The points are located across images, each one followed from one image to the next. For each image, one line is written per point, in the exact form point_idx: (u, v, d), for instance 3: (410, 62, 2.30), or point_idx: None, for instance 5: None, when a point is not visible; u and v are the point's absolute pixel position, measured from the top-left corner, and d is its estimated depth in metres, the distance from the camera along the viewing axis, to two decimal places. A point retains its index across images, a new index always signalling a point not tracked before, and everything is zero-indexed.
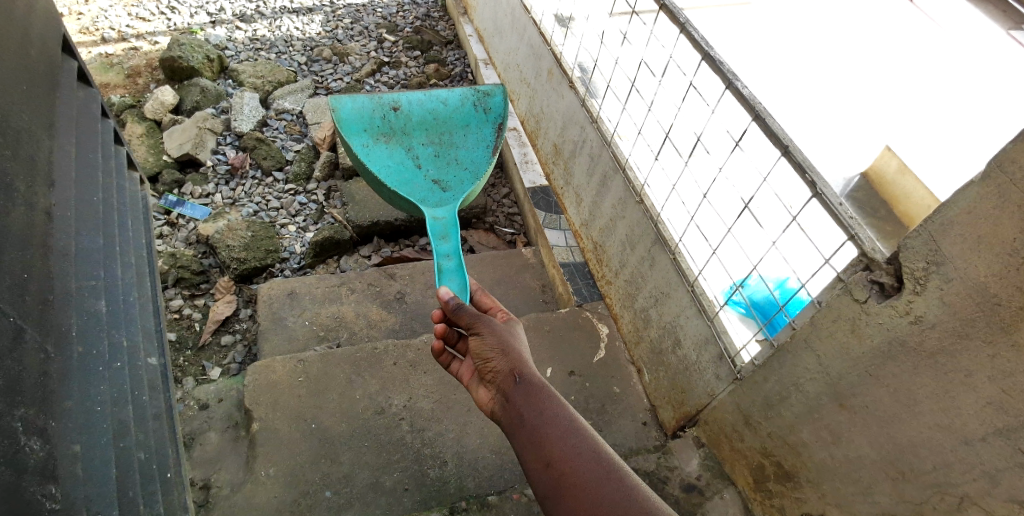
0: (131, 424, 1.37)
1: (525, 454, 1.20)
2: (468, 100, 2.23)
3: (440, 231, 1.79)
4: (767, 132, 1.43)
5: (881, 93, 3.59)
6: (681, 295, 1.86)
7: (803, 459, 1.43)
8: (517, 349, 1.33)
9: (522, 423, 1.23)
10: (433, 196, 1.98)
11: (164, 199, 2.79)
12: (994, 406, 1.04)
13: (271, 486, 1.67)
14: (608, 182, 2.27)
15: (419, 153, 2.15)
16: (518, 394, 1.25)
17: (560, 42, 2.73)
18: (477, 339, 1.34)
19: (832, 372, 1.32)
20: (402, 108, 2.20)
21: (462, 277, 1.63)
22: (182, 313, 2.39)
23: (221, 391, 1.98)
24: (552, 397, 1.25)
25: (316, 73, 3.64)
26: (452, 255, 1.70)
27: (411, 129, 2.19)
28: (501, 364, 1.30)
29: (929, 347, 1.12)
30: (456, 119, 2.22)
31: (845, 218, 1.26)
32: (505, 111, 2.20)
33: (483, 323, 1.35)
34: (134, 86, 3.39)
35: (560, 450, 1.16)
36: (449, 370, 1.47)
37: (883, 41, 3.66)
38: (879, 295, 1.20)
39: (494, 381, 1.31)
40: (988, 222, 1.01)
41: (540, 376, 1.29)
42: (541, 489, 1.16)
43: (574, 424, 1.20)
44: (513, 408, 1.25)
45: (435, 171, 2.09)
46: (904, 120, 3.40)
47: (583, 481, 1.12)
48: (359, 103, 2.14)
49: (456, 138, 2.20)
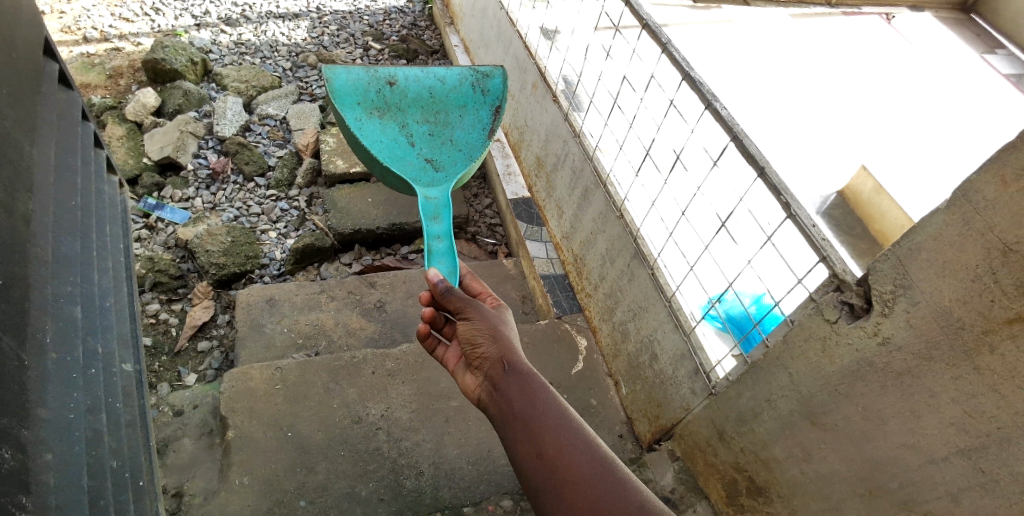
0: (105, 432, 1.35)
1: (514, 443, 1.16)
2: (466, 79, 2.00)
3: (432, 210, 1.62)
4: (744, 152, 1.46)
5: (853, 116, 3.72)
6: (658, 310, 1.89)
7: (775, 475, 1.46)
8: (508, 336, 1.30)
9: (516, 415, 1.18)
10: (423, 177, 1.78)
11: (143, 201, 2.75)
12: (957, 426, 1.08)
13: (246, 495, 1.65)
14: (589, 197, 2.30)
15: (413, 131, 1.92)
16: (508, 382, 1.21)
17: (544, 56, 2.76)
18: (466, 324, 1.31)
19: (804, 390, 1.36)
20: (398, 83, 1.96)
21: (453, 259, 1.51)
22: (159, 318, 2.36)
23: (196, 398, 1.96)
24: (544, 388, 1.21)
25: (301, 78, 3.63)
26: (443, 236, 1.56)
27: (406, 105, 1.96)
28: (490, 350, 1.27)
29: (896, 368, 1.16)
30: (452, 99, 2.00)
31: (817, 239, 1.29)
32: (504, 94, 1.98)
33: (473, 309, 1.32)
34: (115, 87, 3.34)
35: (557, 445, 1.12)
36: (434, 355, 1.43)
37: (853, 78, 3.95)
38: (849, 316, 1.24)
39: (482, 367, 1.28)
40: (952, 249, 1.06)
41: (531, 364, 1.26)
42: (534, 484, 1.11)
43: (569, 418, 1.16)
44: (503, 396, 1.21)
45: (428, 150, 1.88)
46: (875, 142, 3.57)
47: (581, 481, 1.07)
48: (355, 74, 1.93)
49: (451, 119, 1.97)
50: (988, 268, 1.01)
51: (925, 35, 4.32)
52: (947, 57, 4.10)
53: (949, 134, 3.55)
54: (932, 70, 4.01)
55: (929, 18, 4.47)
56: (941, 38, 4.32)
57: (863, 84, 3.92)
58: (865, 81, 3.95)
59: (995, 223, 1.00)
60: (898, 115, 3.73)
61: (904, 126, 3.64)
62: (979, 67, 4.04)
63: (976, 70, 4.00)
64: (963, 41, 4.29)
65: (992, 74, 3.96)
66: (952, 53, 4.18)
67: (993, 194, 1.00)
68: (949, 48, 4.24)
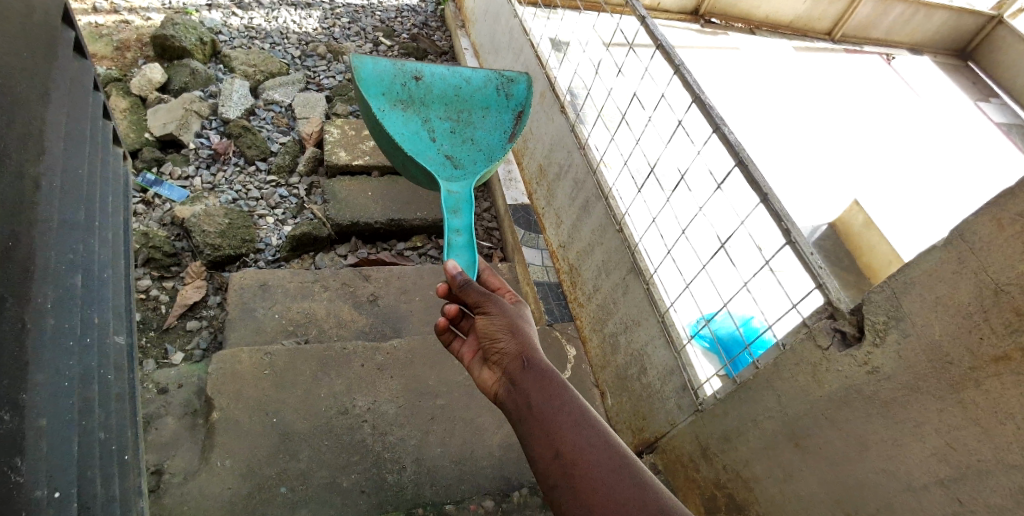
0: (95, 403, 1.35)
1: (531, 439, 1.17)
2: (492, 82, 2.02)
3: (453, 204, 1.64)
4: (747, 177, 1.49)
5: (849, 152, 3.80)
6: (651, 324, 1.91)
7: (755, 493, 1.48)
8: (526, 332, 1.31)
9: (532, 409, 1.19)
10: (444, 172, 1.80)
11: (142, 176, 2.74)
12: (938, 457, 1.11)
13: (226, 477, 1.64)
14: (589, 208, 2.32)
15: (435, 127, 1.94)
16: (526, 378, 1.23)
17: (554, 67, 2.78)
18: (485, 318, 1.33)
19: (790, 412, 1.39)
20: (423, 79, 1.99)
21: (471, 254, 1.52)
22: (150, 294, 2.35)
23: (181, 377, 1.95)
24: (562, 385, 1.22)
25: (309, 67, 3.63)
26: (463, 230, 1.58)
27: (430, 101, 1.98)
28: (509, 345, 1.29)
29: (883, 396, 1.20)
30: (477, 100, 2.01)
31: (814, 267, 1.33)
32: (528, 100, 2.00)
33: (492, 303, 1.33)
34: (122, 59, 3.32)
35: (572, 441, 1.13)
36: (449, 348, 1.45)
37: (854, 113, 4.04)
38: (840, 343, 1.28)
39: (500, 363, 1.30)
40: (946, 286, 1.10)
41: (548, 360, 1.28)
42: (550, 481, 1.11)
43: (586, 413, 1.17)
44: (520, 390, 1.23)
45: (449, 147, 1.89)
46: (869, 181, 3.64)
47: (597, 474, 1.08)
48: (381, 66, 1.94)
49: (474, 119, 1.98)
50: (979, 306, 1.05)
51: (923, 81, 4.42)
52: (943, 104, 4.23)
53: (939, 180, 3.64)
54: (928, 115, 4.10)
55: (927, 66, 4.59)
56: (939, 84, 4.43)
57: (862, 121, 3.99)
58: (865, 118, 4.01)
59: (990, 262, 1.04)
60: (892, 156, 3.81)
61: (897, 169, 3.72)
62: (973, 114, 4.16)
63: (970, 119, 4.10)
64: (959, 89, 4.40)
65: (984, 124, 4.07)
66: (947, 101, 4.28)
67: (989, 236, 1.04)
68: (945, 95, 4.34)
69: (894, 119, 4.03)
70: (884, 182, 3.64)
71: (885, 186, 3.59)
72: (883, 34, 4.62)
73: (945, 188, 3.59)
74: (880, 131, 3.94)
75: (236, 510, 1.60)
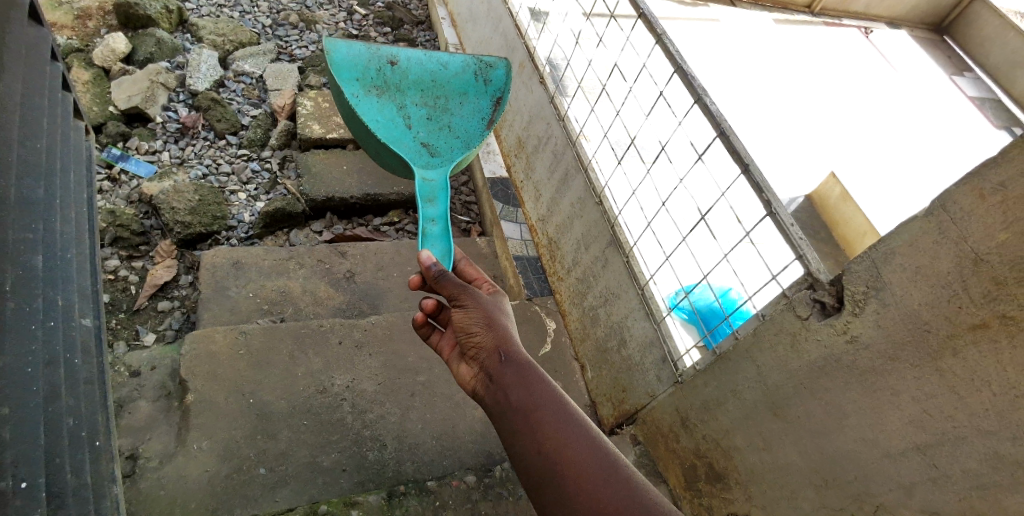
0: (62, 389, 1.31)
1: (515, 437, 1.14)
2: (470, 68, 1.99)
3: (428, 192, 1.61)
4: (729, 149, 1.48)
5: (826, 126, 3.81)
6: (631, 297, 1.93)
7: (734, 462, 1.50)
8: (504, 324, 1.29)
9: (512, 405, 1.17)
10: (420, 160, 1.74)
11: (107, 151, 2.63)
12: (915, 424, 1.12)
13: (203, 460, 1.61)
14: (569, 181, 2.30)
15: (410, 114, 1.88)
16: (505, 373, 1.21)
17: (533, 37, 2.73)
18: (461, 311, 1.30)
19: (769, 382, 1.40)
20: (399, 64, 1.95)
21: (447, 243, 1.49)
22: (118, 275, 2.27)
23: (154, 359, 1.89)
24: (541, 378, 1.20)
25: (280, 37, 3.51)
26: (439, 219, 1.54)
27: (406, 86, 1.94)
28: (486, 339, 1.26)
29: (861, 365, 1.21)
30: (454, 85, 1.97)
31: (795, 238, 1.33)
32: (507, 86, 1.96)
33: (469, 296, 1.30)
34: (82, 29, 3.16)
35: (553, 437, 1.11)
36: (428, 342, 1.42)
37: (834, 84, 4.05)
38: (820, 313, 1.29)
39: (478, 357, 1.27)
40: (925, 256, 1.10)
41: (526, 352, 1.26)
42: (533, 480, 1.10)
43: (567, 407, 1.16)
44: (500, 387, 1.21)
45: (425, 134, 1.83)
46: (846, 156, 3.67)
47: (582, 469, 1.06)
48: (355, 50, 1.90)
49: (451, 105, 1.93)
50: (958, 275, 1.06)
51: (901, 53, 4.44)
52: (921, 75, 4.27)
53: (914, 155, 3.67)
54: (906, 86, 4.10)
55: (903, 40, 4.59)
56: (916, 55, 4.47)
57: (841, 93, 3.98)
58: (844, 90, 4.01)
59: (969, 232, 1.04)
60: (869, 129, 3.82)
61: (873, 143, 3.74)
62: (949, 85, 4.21)
63: (945, 91, 4.13)
64: (934, 62, 4.42)
65: (960, 96, 4.08)
66: (925, 73, 4.30)
67: (969, 206, 1.05)
68: (922, 67, 4.37)
69: (873, 90, 4.06)
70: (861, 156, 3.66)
71: (858, 165, 3.60)
72: (863, 8, 4.58)
73: (919, 162, 3.62)
74: (858, 104, 3.94)
75: (215, 492, 1.57)
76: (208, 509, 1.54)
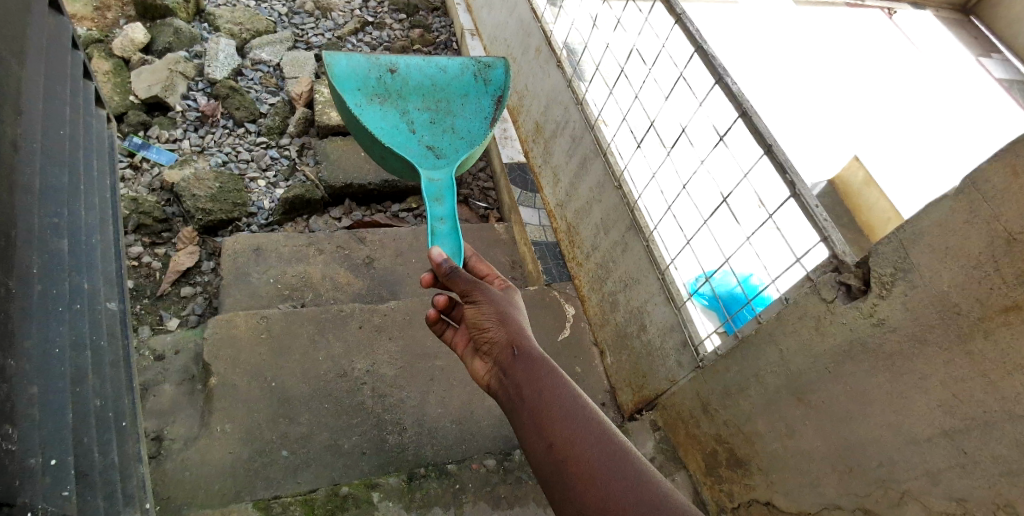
0: (89, 370, 1.34)
1: (524, 430, 1.15)
2: (468, 69, 1.97)
3: (435, 192, 1.59)
4: (752, 129, 1.45)
5: (840, 117, 3.70)
6: (651, 282, 1.91)
7: (756, 448, 1.48)
8: (516, 319, 1.29)
9: (523, 399, 1.17)
10: (426, 162, 1.72)
11: (129, 141, 2.66)
12: (943, 408, 1.10)
13: (227, 442, 1.64)
14: (588, 165, 2.28)
15: (414, 118, 1.87)
16: (516, 367, 1.21)
17: (551, 21, 2.69)
18: (474, 307, 1.31)
19: (793, 367, 1.38)
20: (399, 71, 1.93)
21: (456, 240, 1.49)
22: (142, 261, 2.30)
23: (178, 343, 1.91)
24: (552, 372, 1.20)
25: (297, 25, 3.52)
26: (446, 218, 1.54)
27: (407, 93, 1.92)
28: (499, 334, 1.27)
29: (887, 349, 1.18)
30: (454, 87, 1.96)
31: (820, 220, 1.31)
32: (506, 84, 1.96)
33: (480, 292, 1.31)
34: (102, 20, 3.19)
35: (563, 430, 1.10)
36: (443, 338, 1.43)
37: (861, 59, 3.90)
38: (845, 297, 1.27)
39: (491, 352, 1.28)
40: (956, 237, 1.07)
41: (539, 348, 1.25)
42: (545, 473, 1.09)
43: (578, 400, 1.15)
44: (512, 381, 1.21)
45: (430, 138, 1.82)
46: (862, 147, 3.54)
47: (591, 461, 1.05)
48: (355, 61, 1.89)
49: (454, 107, 1.92)
50: (991, 256, 1.03)
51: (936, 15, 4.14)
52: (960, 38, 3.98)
53: (932, 142, 3.52)
54: (935, 56, 3.86)
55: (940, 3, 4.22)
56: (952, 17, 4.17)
57: (861, 73, 3.83)
58: (866, 65, 3.86)
59: (1002, 211, 1.01)
60: (883, 117, 3.68)
61: (887, 133, 3.60)
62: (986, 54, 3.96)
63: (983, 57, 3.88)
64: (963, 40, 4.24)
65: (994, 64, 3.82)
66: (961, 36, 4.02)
67: (1002, 184, 1.01)
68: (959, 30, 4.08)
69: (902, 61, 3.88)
70: (876, 146, 3.54)
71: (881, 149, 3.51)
72: None
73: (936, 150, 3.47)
74: (873, 89, 3.79)
75: (239, 474, 1.59)
76: (233, 491, 1.57)
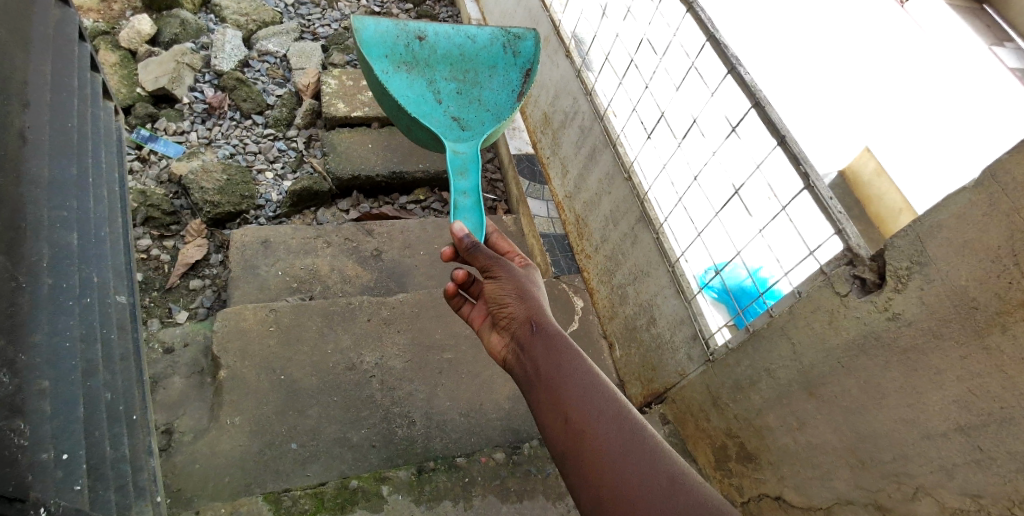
0: (98, 364, 1.34)
1: (539, 405, 1.14)
2: (498, 40, 1.92)
3: (460, 165, 1.58)
4: (764, 119, 1.43)
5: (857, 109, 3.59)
6: (660, 274, 1.90)
7: (766, 442, 1.47)
8: (536, 296, 1.28)
9: (540, 376, 1.17)
10: (450, 134, 1.73)
11: (137, 133, 2.66)
12: (959, 404, 1.08)
13: (236, 435, 1.64)
14: (597, 156, 2.27)
15: (440, 88, 1.86)
16: (535, 343, 1.21)
17: (560, 10, 2.65)
18: (494, 282, 1.29)
19: (805, 361, 1.37)
20: (427, 39, 1.89)
21: (479, 216, 1.47)
22: (150, 254, 2.31)
23: (186, 336, 1.92)
24: (571, 350, 1.19)
25: (304, 16, 3.50)
26: (470, 192, 1.51)
27: (435, 62, 1.89)
28: (518, 310, 1.26)
29: (902, 344, 1.17)
30: (483, 58, 1.92)
31: (834, 212, 1.30)
32: (536, 56, 1.89)
33: (501, 268, 1.29)
34: (108, 12, 3.18)
35: (579, 407, 1.09)
36: (460, 313, 1.42)
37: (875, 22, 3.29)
38: (860, 290, 1.25)
39: (509, 328, 1.27)
40: (975, 230, 1.05)
41: (558, 326, 1.25)
42: (559, 449, 1.08)
43: (596, 379, 1.14)
44: (529, 357, 1.20)
45: (456, 108, 1.82)
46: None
47: (606, 440, 1.04)
48: (383, 27, 1.84)
49: (481, 78, 1.90)
50: (1010, 250, 1.00)
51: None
52: None
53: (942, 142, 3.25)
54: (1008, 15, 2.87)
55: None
56: None
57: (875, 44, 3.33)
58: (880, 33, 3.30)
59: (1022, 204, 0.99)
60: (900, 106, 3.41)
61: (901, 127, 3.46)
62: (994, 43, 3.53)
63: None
64: None
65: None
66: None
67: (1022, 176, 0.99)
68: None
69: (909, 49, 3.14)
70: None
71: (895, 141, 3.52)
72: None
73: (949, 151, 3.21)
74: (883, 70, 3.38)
75: (248, 466, 1.60)
76: (241, 483, 1.57)
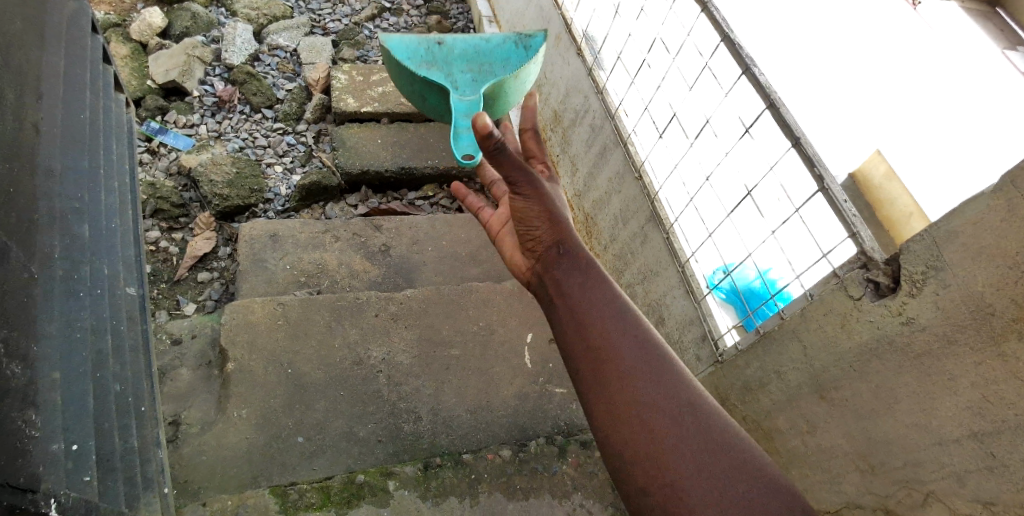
0: (107, 355, 1.34)
1: (558, 315, 1.27)
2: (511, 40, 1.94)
3: (464, 108, 1.71)
4: (778, 121, 1.43)
5: None
6: (670, 274, 1.89)
7: (776, 444, 1.47)
8: (562, 215, 1.33)
9: (562, 292, 1.27)
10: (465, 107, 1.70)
11: (147, 125, 2.67)
12: (972, 410, 1.06)
13: (243, 427, 1.65)
14: (607, 155, 2.26)
15: (459, 80, 1.84)
16: (559, 264, 1.30)
17: (571, 7, 2.62)
18: (520, 198, 1.32)
19: (816, 364, 1.36)
20: (445, 43, 1.90)
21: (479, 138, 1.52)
22: (159, 246, 2.32)
23: (195, 327, 1.94)
24: (595, 271, 1.28)
25: (315, 10, 3.50)
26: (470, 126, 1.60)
27: (453, 59, 1.89)
28: (544, 232, 1.33)
29: (916, 348, 1.15)
30: (498, 56, 1.92)
31: (848, 215, 1.30)
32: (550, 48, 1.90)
33: (527, 183, 1.30)
34: (120, 4, 3.19)
35: (597, 323, 1.20)
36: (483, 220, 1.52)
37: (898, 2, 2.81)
38: (873, 294, 1.24)
39: (532, 246, 1.36)
40: (992, 235, 1.04)
41: (582, 246, 1.32)
42: (572, 355, 1.21)
43: (614, 298, 1.24)
44: (552, 274, 1.30)
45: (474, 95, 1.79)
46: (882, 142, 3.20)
47: (619, 354, 1.16)
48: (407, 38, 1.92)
49: (497, 71, 1.89)
50: None
51: None
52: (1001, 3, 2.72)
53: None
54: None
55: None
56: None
57: None
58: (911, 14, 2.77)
59: None
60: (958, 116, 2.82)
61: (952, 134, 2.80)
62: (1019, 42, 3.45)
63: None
64: None
65: None
66: None
67: None
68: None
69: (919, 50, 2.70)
70: None
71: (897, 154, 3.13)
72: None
73: None
74: None
75: (254, 459, 1.60)
76: (248, 475, 1.58)
